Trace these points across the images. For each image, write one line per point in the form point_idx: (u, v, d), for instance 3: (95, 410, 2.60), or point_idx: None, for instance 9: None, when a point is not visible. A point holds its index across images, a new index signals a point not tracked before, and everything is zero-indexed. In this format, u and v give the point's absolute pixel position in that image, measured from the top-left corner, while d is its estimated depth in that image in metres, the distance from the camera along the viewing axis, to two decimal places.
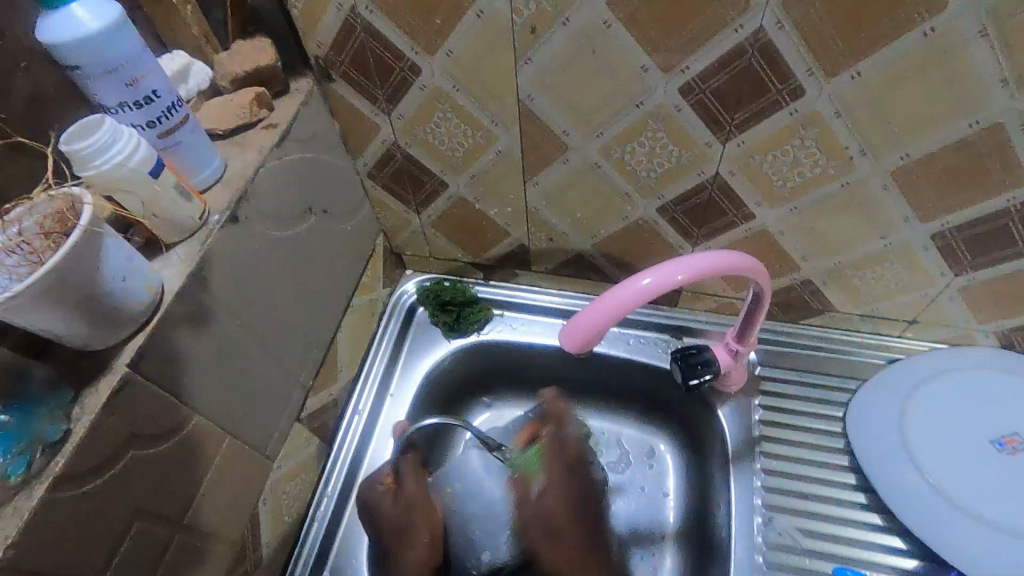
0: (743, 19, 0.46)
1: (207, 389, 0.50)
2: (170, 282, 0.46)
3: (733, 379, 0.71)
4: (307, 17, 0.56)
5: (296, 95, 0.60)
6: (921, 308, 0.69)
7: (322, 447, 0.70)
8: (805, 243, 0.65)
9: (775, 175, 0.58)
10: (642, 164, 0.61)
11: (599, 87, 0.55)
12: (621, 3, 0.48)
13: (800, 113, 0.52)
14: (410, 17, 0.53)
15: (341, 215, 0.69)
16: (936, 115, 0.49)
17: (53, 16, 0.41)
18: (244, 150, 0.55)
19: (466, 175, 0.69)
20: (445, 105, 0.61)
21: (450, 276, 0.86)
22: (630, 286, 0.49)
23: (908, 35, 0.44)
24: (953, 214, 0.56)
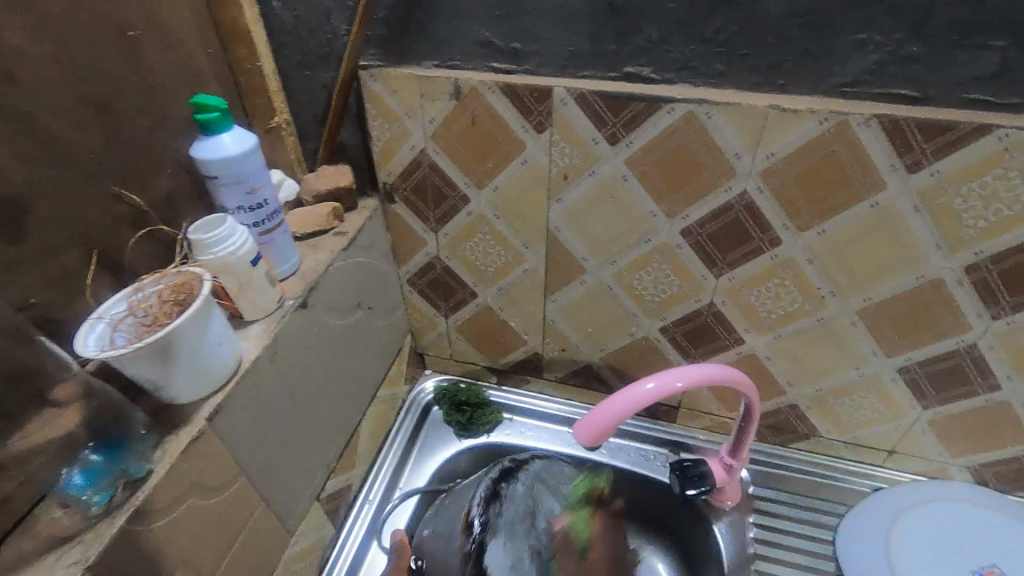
0: (731, 183, 0.60)
1: (255, 453, 0.55)
2: (247, 352, 0.54)
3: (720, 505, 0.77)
4: (384, 154, 0.69)
5: (363, 211, 0.73)
6: (898, 439, 0.76)
7: (331, 532, 0.73)
8: (789, 369, 0.73)
9: (761, 307, 0.68)
10: (648, 289, 0.71)
11: (614, 225, 0.67)
12: (637, 164, 0.61)
13: (779, 257, 0.63)
14: (468, 160, 0.67)
15: (381, 313, 0.79)
16: (890, 269, 0.61)
17: (207, 141, 0.54)
18: (316, 251, 0.66)
19: (495, 287, 0.79)
20: (485, 229, 0.73)
21: (466, 378, 0.93)
22: (636, 388, 0.57)
23: (860, 205, 0.57)
24: (913, 352, 0.66)
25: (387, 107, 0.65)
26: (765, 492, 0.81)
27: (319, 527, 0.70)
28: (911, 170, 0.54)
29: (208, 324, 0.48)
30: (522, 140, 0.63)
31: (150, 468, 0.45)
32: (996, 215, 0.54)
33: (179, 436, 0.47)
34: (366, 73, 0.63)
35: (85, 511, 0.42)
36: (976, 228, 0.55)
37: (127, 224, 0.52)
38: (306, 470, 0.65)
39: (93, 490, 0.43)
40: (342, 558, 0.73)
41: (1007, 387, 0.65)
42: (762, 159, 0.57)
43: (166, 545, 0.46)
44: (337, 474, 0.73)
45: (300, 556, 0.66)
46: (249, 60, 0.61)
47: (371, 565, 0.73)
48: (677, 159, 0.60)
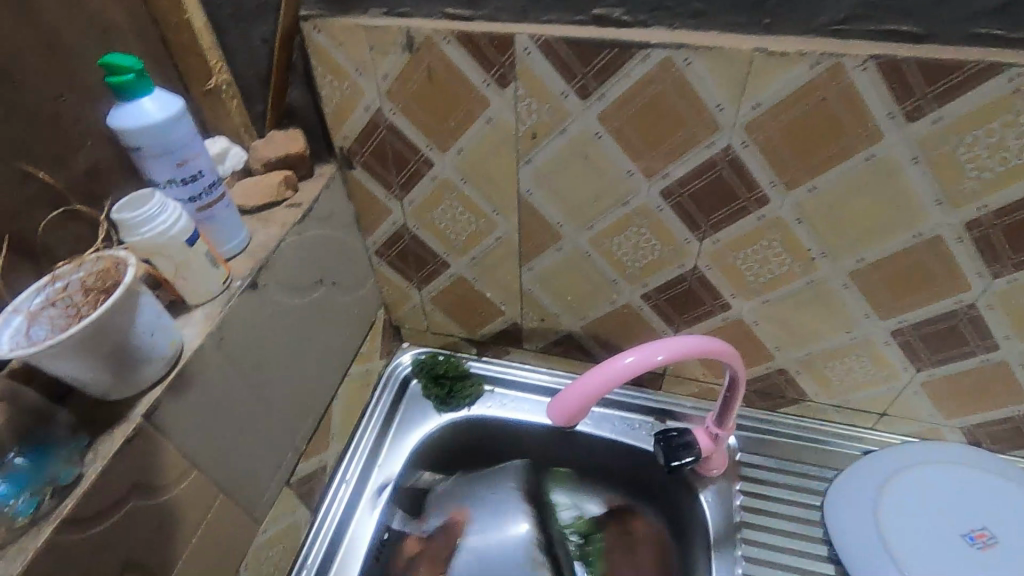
0: (714, 137, 0.54)
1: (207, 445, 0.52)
2: (190, 340, 0.50)
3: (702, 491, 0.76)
4: (337, 116, 0.63)
5: (320, 179, 0.67)
6: (890, 401, 0.73)
7: (306, 515, 0.71)
8: (777, 334, 0.70)
9: (748, 271, 0.64)
10: (628, 255, 0.67)
11: (589, 187, 0.62)
12: (611, 120, 0.56)
13: (767, 218, 0.59)
14: (428, 120, 0.61)
15: (348, 288, 0.75)
16: (886, 227, 0.56)
17: (127, 107, 0.48)
18: (267, 225, 0.61)
19: (467, 257, 0.75)
20: (452, 195, 0.68)
21: (445, 351, 0.90)
22: (613, 363, 0.54)
23: (853, 158, 0.52)
24: (907, 313, 0.62)
25: (334, 63, 0.59)
26: (753, 458, 0.78)
27: (291, 513, 0.67)
28: (910, 118, 0.48)
29: (136, 317, 0.44)
30: (485, 96, 0.57)
31: (79, 472, 0.42)
32: (1003, 164, 0.49)
33: (113, 437, 0.44)
34: (308, 24, 0.57)
35: (9, 522, 0.39)
36: (979, 180, 0.50)
37: (41, 205, 0.47)
38: (271, 458, 0.62)
39: (17, 499, 0.39)
40: (320, 540, 0.72)
41: (1005, 348, 0.62)
42: (746, 110, 0.52)
43: (106, 550, 0.43)
44: (308, 457, 0.70)
45: (272, 543, 0.65)
46: (175, 13, 0.54)
47: (349, 547, 0.72)
48: (654, 113, 0.54)
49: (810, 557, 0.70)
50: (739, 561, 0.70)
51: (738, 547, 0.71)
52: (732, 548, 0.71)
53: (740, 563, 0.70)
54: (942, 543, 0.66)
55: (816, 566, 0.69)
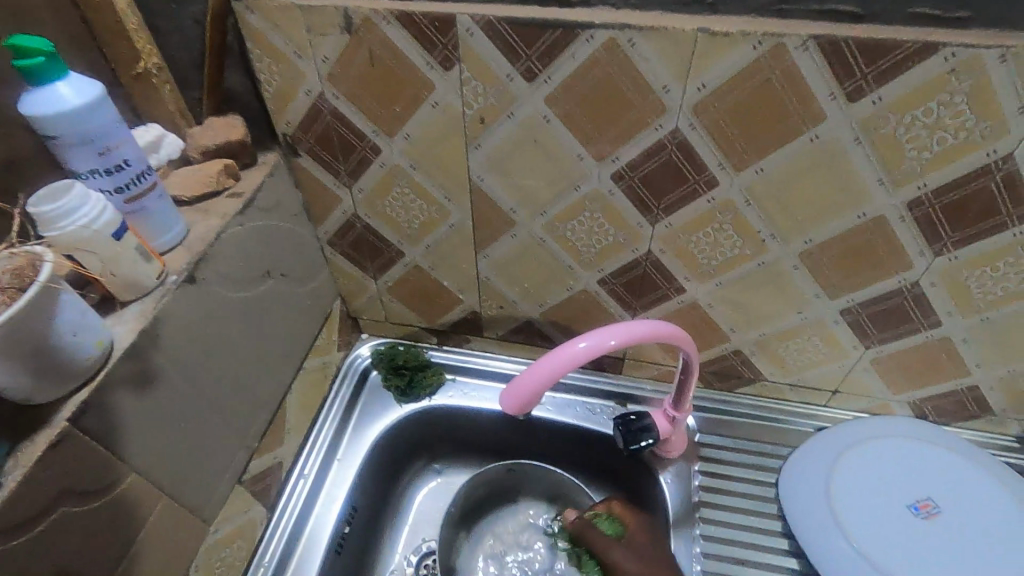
0: (662, 120, 0.54)
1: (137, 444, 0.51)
2: (122, 338, 0.48)
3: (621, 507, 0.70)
4: (278, 100, 0.61)
5: (263, 167, 0.65)
6: (842, 379, 0.75)
7: (262, 513, 0.70)
8: (732, 316, 0.70)
9: (701, 254, 0.64)
10: (583, 240, 0.67)
11: (540, 172, 0.61)
12: (558, 103, 0.55)
13: (717, 200, 0.59)
14: (372, 104, 0.59)
15: (299, 279, 0.72)
16: (831, 208, 0.57)
17: (38, 92, 0.45)
18: (207, 217, 0.59)
19: (421, 245, 0.73)
20: (403, 182, 0.66)
21: (405, 341, 0.88)
22: (566, 349, 0.53)
23: (798, 140, 0.52)
24: (855, 292, 0.63)
25: (271, 45, 0.56)
26: (712, 439, 0.80)
27: (245, 511, 0.66)
28: (851, 99, 0.48)
29: (56, 315, 0.42)
30: (429, 79, 0.56)
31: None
32: (941, 144, 0.50)
33: (37, 442, 0.42)
34: (240, 4, 0.54)
35: None
36: (918, 160, 0.51)
37: None
38: (219, 457, 0.61)
39: None
40: (278, 537, 0.70)
41: (948, 324, 0.64)
42: (693, 92, 0.51)
43: (34, 560, 0.42)
44: (262, 454, 0.69)
45: (224, 543, 0.63)
46: None
47: (308, 544, 0.71)
48: (601, 95, 0.53)
49: (764, 533, 0.72)
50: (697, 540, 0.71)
51: (696, 527, 0.72)
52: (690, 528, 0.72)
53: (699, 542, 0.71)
54: (889, 514, 0.68)
55: (770, 541, 0.71)
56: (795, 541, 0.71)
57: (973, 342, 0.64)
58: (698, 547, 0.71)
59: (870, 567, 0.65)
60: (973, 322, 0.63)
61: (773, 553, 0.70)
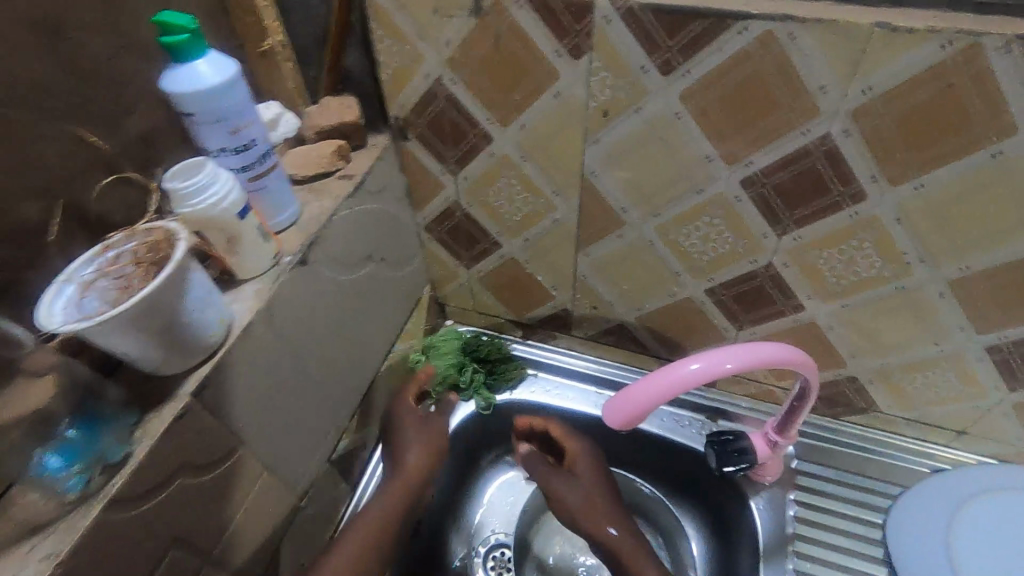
0: (811, 124, 0.48)
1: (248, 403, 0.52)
2: (240, 316, 0.49)
3: (562, 431, 0.76)
4: (395, 83, 0.60)
5: (373, 150, 0.64)
6: (972, 420, 0.67)
7: (345, 491, 0.71)
8: (853, 340, 0.64)
9: (829, 272, 0.58)
10: (696, 247, 0.62)
11: (661, 172, 0.57)
12: (695, 99, 0.50)
13: (860, 216, 0.53)
14: (491, 91, 0.57)
15: (396, 264, 0.72)
16: (1002, 234, 0.49)
17: (180, 70, 0.46)
18: (319, 198, 0.59)
19: (520, 238, 0.71)
20: (510, 172, 0.64)
21: (489, 331, 0.87)
22: (676, 369, 0.50)
23: (976, 154, 0.45)
24: (1011, 329, 0.56)
25: (394, 26, 0.55)
26: (810, 467, 0.74)
27: (331, 488, 0.68)
28: None
29: (186, 292, 0.42)
30: (555, 68, 0.53)
31: (128, 451, 0.41)
32: None
33: (162, 414, 0.43)
34: None
35: (61, 497, 0.39)
36: None
37: (94, 170, 0.46)
38: (313, 435, 0.62)
39: (69, 473, 0.39)
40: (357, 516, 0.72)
41: None
42: (856, 94, 0.45)
43: (155, 526, 0.43)
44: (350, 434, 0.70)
45: (311, 518, 0.65)
46: None
47: None
48: (745, 93, 0.48)
49: None
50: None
51: (789, 560, 0.67)
52: (782, 560, 0.67)
53: None
54: None
55: None
56: None
57: None
58: None
59: None
60: None
61: None
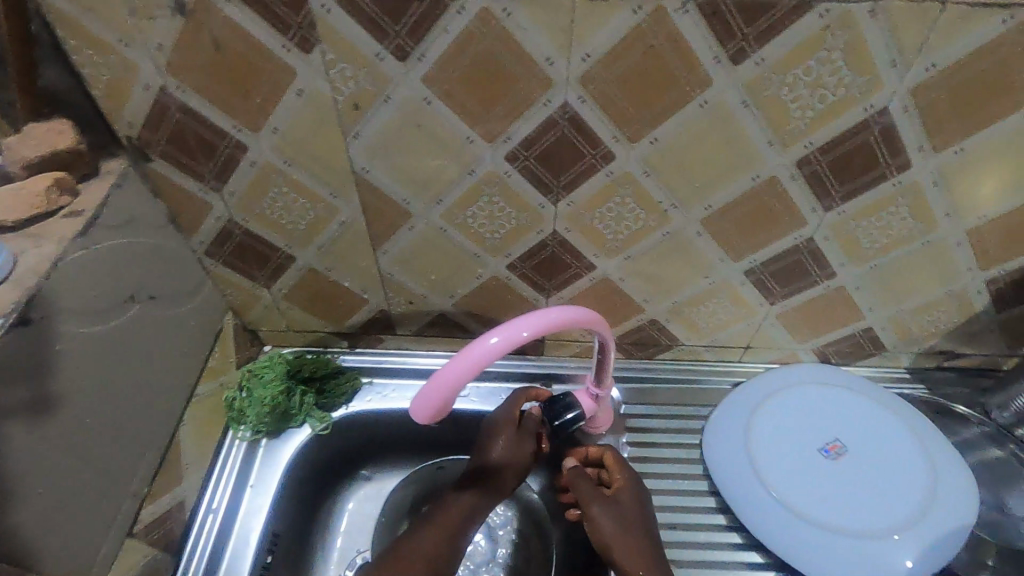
0: (550, 95, 0.51)
1: None
2: None
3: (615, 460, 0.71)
4: (113, 98, 0.52)
5: (107, 177, 0.55)
6: (751, 335, 0.77)
7: (165, 560, 0.64)
8: (643, 287, 0.70)
9: (605, 229, 0.62)
10: (485, 227, 0.63)
11: (430, 159, 0.56)
12: (439, 82, 0.50)
13: (615, 174, 0.57)
14: (227, 97, 0.52)
15: (175, 299, 0.64)
16: (728, 172, 0.56)
17: None
18: (39, 243, 0.50)
19: (313, 246, 0.67)
20: (279, 180, 0.59)
21: (313, 348, 0.82)
22: (477, 347, 0.50)
23: (688, 106, 0.51)
24: (757, 252, 0.64)
25: (88, 34, 0.48)
26: (637, 408, 0.80)
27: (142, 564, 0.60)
28: (735, 61, 0.47)
29: None
30: (289, 64, 0.49)
31: None
32: (822, 102, 0.50)
33: None
34: None
35: None
36: (803, 119, 0.51)
37: None
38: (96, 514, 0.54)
39: None
40: None
41: (841, 275, 0.66)
42: (578, 63, 0.48)
43: None
44: (155, 498, 0.62)
45: None
46: None
47: None
48: (483, 71, 0.49)
49: (691, 494, 0.73)
50: None
51: None
52: None
53: None
54: (804, 460, 0.72)
55: (698, 501, 0.73)
56: (721, 499, 0.72)
57: (864, 288, 0.68)
58: None
59: (788, 512, 0.68)
60: (864, 269, 0.65)
61: (703, 512, 0.72)
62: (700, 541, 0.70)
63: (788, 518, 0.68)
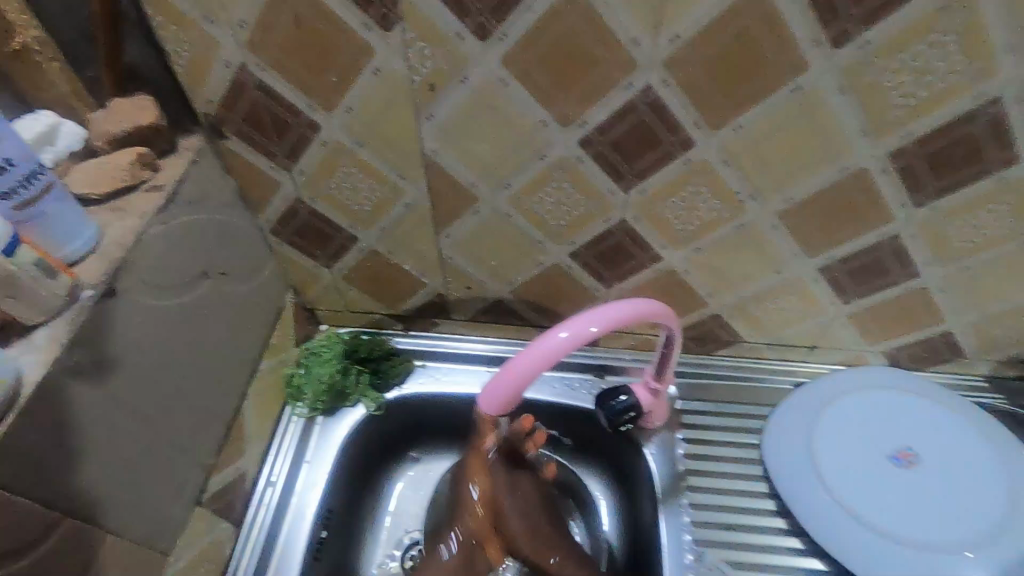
0: (631, 78, 0.49)
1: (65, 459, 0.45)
2: (31, 369, 0.42)
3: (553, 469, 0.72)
4: (194, 75, 0.53)
5: (185, 153, 0.56)
6: (819, 335, 0.74)
7: (228, 529, 0.66)
8: (708, 280, 0.67)
9: (676, 219, 0.60)
10: (551, 213, 0.62)
11: (500, 142, 0.55)
12: (517, 63, 0.49)
13: (692, 162, 0.54)
14: (304, 75, 0.52)
15: (243, 276, 0.66)
16: (814, 162, 0.53)
17: None
18: (123, 217, 0.51)
19: (376, 228, 0.67)
20: (348, 160, 0.59)
21: (368, 329, 0.83)
22: (545, 341, 0.49)
23: (779, 92, 0.48)
24: (835, 249, 0.61)
25: (175, 10, 0.48)
26: (693, 404, 0.78)
27: (209, 531, 0.62)
28: (835, 44, 0.44)
29: None
30: (367, 42, 0.49)
31: None
32: (927, 90, 0.47)
33: None
34: None
35: None
36: (903, 108, 0.48)
37: None
38: (168, 481, 0.55)
39: None
40: (249, 554, 0.67)
41: (925, 275, 0.63)
42: (665, 44, 0.46)
43: None
44: (220, 469, 0.64)
45: (188, 569, 0.59)
46: None
47: (282, 557, 0.67)
48: (564, 52, 0.47)
49: (749, 495, 0.71)
50: (685, 510, 0.70)
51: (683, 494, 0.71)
52: (677, 497, 0.71)
53: (687, 511, 0.70)
54: (872, 467, 0.69)
55: (756, 502, 0.71)
56: (781, 502, 0.70)
57: (948, 290, 0.64)
58: (688, 516, 0.70)
59: (853, 520, 0.65)
60: (951, 270, 0.62)
61: (762, 515, 0.70)
62: (759, 544, 0.68)
63: (854, 527, 0.65)
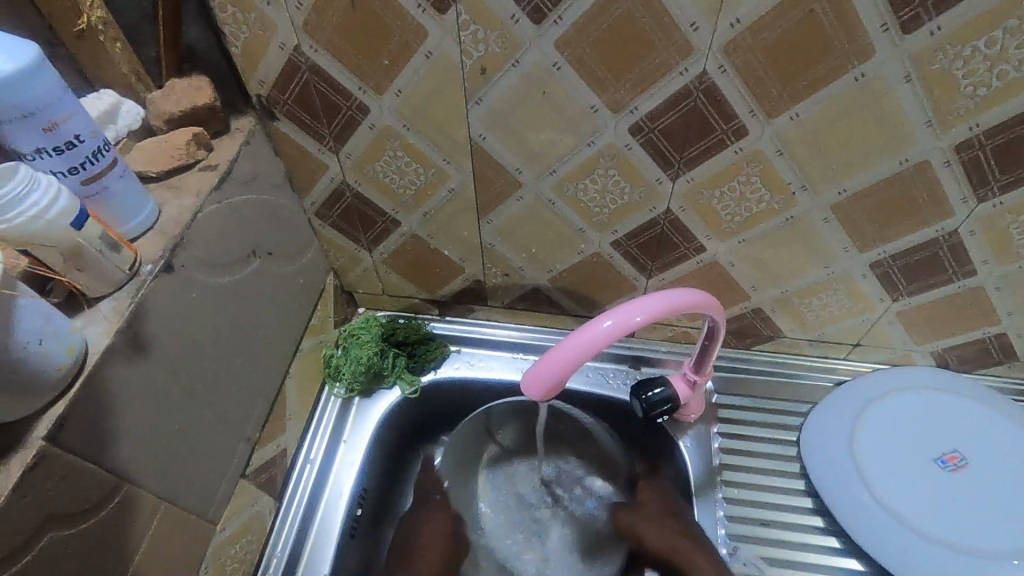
0: (688, 63, 0.48)
1: (128, 426, 0.47)
2: (97, 340, 0.44)
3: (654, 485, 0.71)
4: (249, 57, 0.53)
5: (237, 135, 0.57)
6: (864, 332, 0.72)
7: (270, 503, 0.68)
8: (752, 273, 0.66)
9: (723, 210, 0.59)
10: (595, 201, 0.61)
11: (548, 127, 0.55)
12: (571, 47, 0.48)
13: (745, 151, 0.53)
14: (356, 57, 0.52)
15: (288, 256, 0.67)
16: (872, 154, 0.52)
17: None
18: (179, 195, 0.53)
19: (418, 212, 0.67)
20: (395, 144, 0.60)
21: (404, 313, 0.84)
22: (589, 329, 0.48)
23: (841, 79, 0.47)
24: (888, 244, 0.60)
25: None
26: (729, 399, 0.77)
27: (253, 503, 0.64)
28: (905, 30, 0.43)
29: (16, 322, 0.38)
30: (421, 25, 0.49)
31: None
32: (1000, 79, 0.45)
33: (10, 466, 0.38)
34: None
35: None
36: (973, 98, 0.46)
37: None
38: (216, 453, 0.57)
39: None
40: (288, 529, 0.68)
41: (982, 273, 0.61)
42: (725, 28, 0.45)
43: None
44: (264, 444, 0.65)
45: (232, 540, 0.61)
46: None
47: (320, 532, 0.69)
48: (622, 36, 0.47)
49: (784, 492, 0.70)
50: (720, 505, 0.69)
51: (718, 489, 0.70)
52: (712, 491, 0.70)
53: (721, 506, 0.69)
54: (916, 470, 0.67)
55: (793, 500, 0.70)
56: (819, 500, 0.69)
57: (1006, 290, 0.62)
58: (722, 511, 0.69)
59: (896, 523, 0.64)
60: (1012, 269, 0.59)
61: (798, 512, 0.69)
62: (796, 541, 0.67)
63: (896, 529, 0.64)
